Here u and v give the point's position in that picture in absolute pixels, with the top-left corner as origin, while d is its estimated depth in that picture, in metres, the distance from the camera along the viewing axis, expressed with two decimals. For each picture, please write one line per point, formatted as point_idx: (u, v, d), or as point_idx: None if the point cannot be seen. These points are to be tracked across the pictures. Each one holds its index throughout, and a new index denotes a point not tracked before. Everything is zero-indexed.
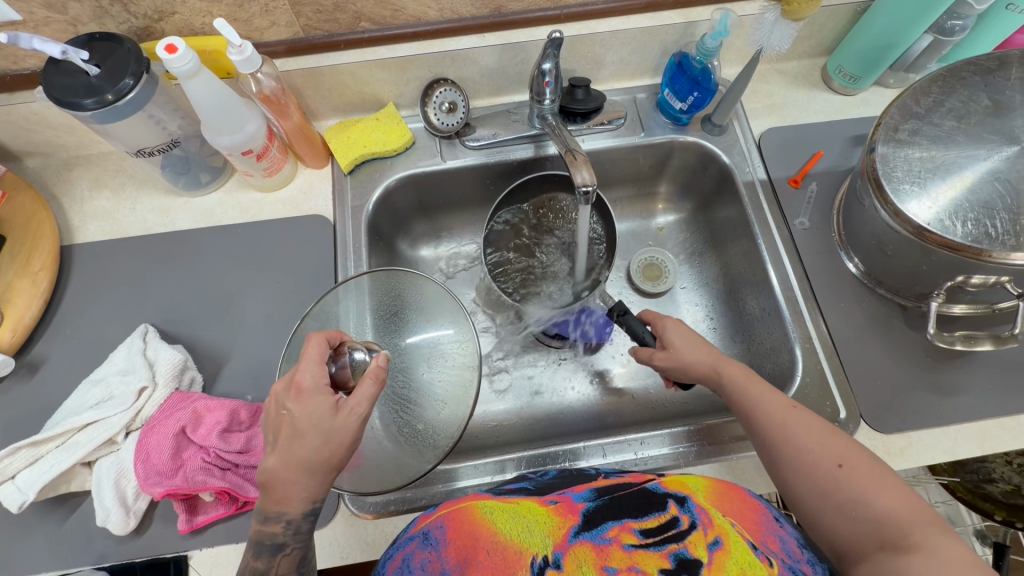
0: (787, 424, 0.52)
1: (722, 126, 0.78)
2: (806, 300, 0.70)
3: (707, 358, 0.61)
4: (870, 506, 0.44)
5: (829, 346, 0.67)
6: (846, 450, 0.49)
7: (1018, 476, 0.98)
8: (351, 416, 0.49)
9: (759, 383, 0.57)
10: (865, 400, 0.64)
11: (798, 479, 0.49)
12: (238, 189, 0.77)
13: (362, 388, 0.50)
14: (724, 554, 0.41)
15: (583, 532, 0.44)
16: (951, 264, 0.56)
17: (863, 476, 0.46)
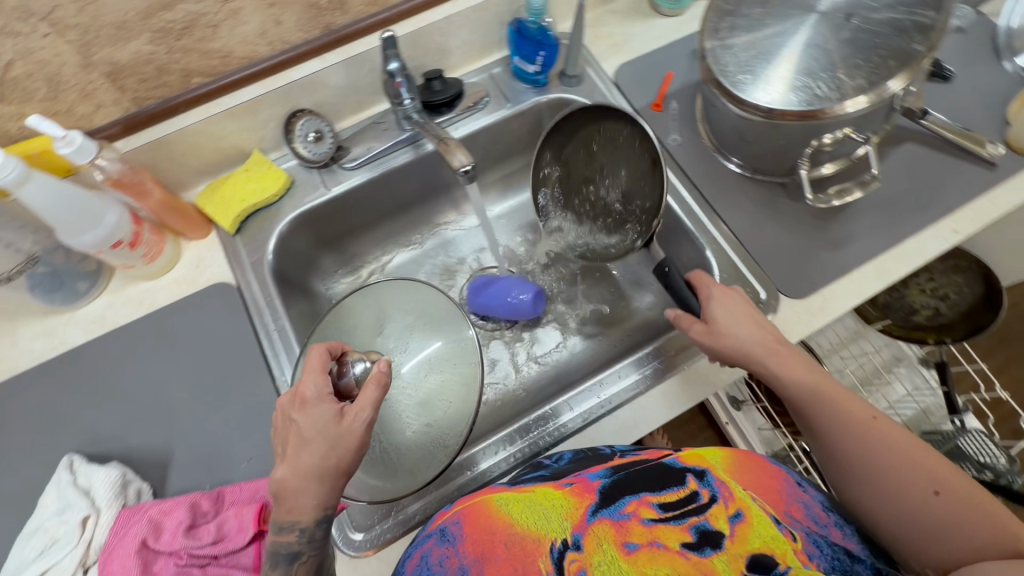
0: (872, 442, 0.51)
1: (577, 76, 0.82)
2: (701, 206, 0.75)
3: (763, 342, 0.59)
4: (968, 534, 0.44)
5: (733, 240, 0.72)
6: (938, 476, 0.48)
7: (933, 300, 1.15)
8: (356, 421, 0.50)
9: (830, 391, 0.55)
10: (778, 275, 0.69)
11: (885, 501, 0.49)
12: (124, 285, 0.72)
13: (366, 394, 0.50)
14: (745, 527, 0.44)
15: (602, 509, 0.47)
16: (807, 128, 0.61)
17: (959, 502, 0.46)
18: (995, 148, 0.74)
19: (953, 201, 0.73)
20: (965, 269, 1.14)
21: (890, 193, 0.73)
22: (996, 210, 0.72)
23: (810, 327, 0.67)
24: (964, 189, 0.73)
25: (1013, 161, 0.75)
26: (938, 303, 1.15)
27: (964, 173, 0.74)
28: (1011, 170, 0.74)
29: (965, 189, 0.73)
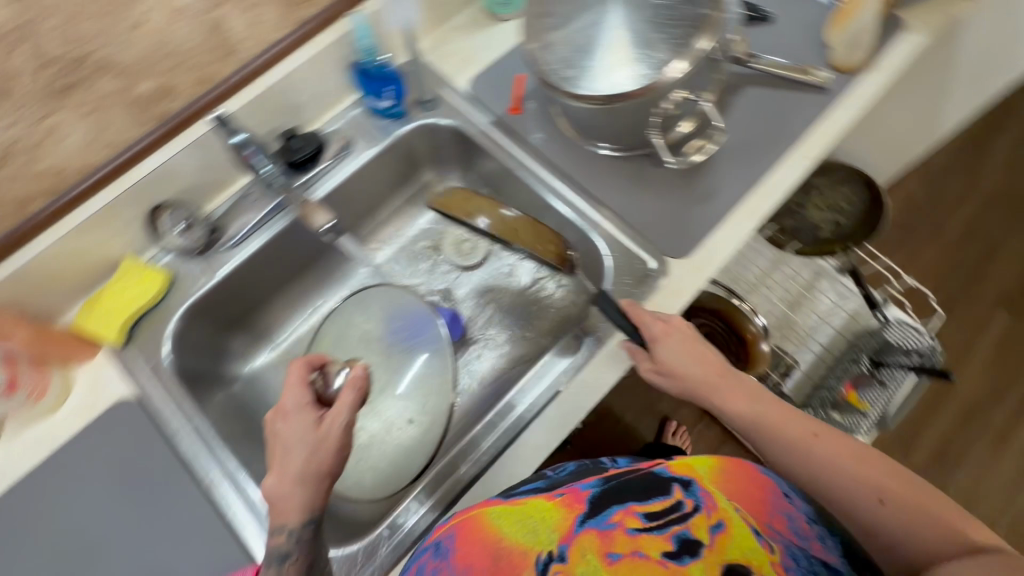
0: (822, 459, 0.55)
1: (433, 99, 0.83)
2: (579, 194, 0.78)
3: (705, 376, 0.62)
4: (916, 539, 0.50)
5: (613, 218, 0.76)
6: (892, 489, 0.53)
7: (832, 215, 1.23)
8: (332, 426, 0.59)
9: (773, 415, 0.59)
10: (660, 240, 0.73)
11: (844, 517, 0.53)
12: (11, 436, 0.67)
13: (342, 399, 0.59)
14: (725, 537, 0.47)
15: (589, 520, 0.51)
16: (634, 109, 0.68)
17: (902, 508, 0.51)
18: (822, 74, 0.81)
19: (797, 132, 0.79)
20: (846, 179, 1.24)
21: (743, 138, 0.78)
22: (835, 131, 0.79)
23: (699, 280, 0.71)
24: (804, 118, 0.80)
25: (839, 82, 0.82)
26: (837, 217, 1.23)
27: (802, 104, 0.80)
28: (840, 91, 0.81)
29: (805, 118, 0.79)
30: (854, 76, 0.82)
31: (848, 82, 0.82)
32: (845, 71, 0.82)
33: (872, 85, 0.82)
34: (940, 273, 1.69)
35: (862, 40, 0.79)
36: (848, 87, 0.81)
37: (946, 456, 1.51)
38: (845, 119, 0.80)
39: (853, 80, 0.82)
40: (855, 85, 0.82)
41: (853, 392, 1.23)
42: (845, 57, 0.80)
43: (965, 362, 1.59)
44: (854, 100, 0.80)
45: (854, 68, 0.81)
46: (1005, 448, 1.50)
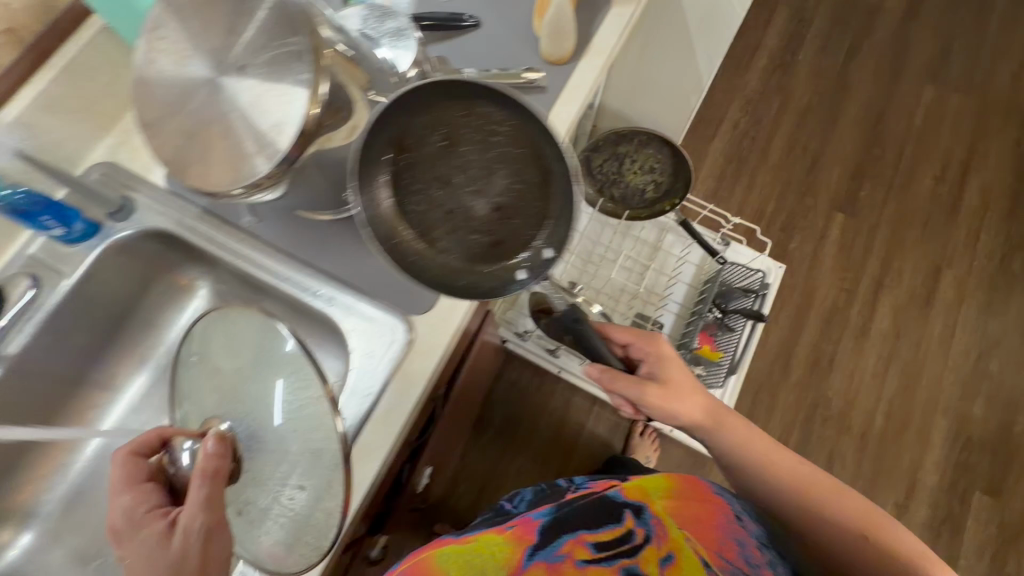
0: (773, 455, 0.78)
1: (120, 208, 0.73)
2: (306, 270, 0.70)
3: (688, 380, 0.83)
4: (861, 530, 0.69)
5: (347, 288, 0.69)
6: (794, 481, 0.75)
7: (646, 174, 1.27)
8: (186, 537, 0.46)
9: (729, 419, 0.83)
10: (398, 300, 0.68)
11: (796, 513, 0.73)
12: None
13: (192, 494, 0.47)
14: (675, 569, 0.56)
15: (536, 553, 0.55)
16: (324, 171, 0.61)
17: (854, 509, 0.71)
18: (541, 78, 0.77)
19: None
20: (649, 145, 1.27)
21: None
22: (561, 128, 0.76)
23: (446, 332, 0.67)
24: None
25: (556, 76, 0.78)
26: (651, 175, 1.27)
27: (523, 107, 0.77)
28: (559, 84, 0.78)
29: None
30: (570, 65, 0.79)
31: (565, 73, 0.78)
32: (558, 61, 0.78)
33: (590, 70, 0.79)
34: (776, 196, 1.76)
35: (560, 28, 0.75)
36: (566, 78, 0.78)
37: (819, 366, 1.58)
38: (569, 112, 0.77)
39: (569, 70, 0.79)
40: (573, 74, 0.79)
41: (706, 345, 1.27)
42: (552, 49, 0.77)
43: (816, 273, 1.67)
44: (571, 94, 0.77)
45: (569, 58, 0.78)
46: (867, 344, 1.59)
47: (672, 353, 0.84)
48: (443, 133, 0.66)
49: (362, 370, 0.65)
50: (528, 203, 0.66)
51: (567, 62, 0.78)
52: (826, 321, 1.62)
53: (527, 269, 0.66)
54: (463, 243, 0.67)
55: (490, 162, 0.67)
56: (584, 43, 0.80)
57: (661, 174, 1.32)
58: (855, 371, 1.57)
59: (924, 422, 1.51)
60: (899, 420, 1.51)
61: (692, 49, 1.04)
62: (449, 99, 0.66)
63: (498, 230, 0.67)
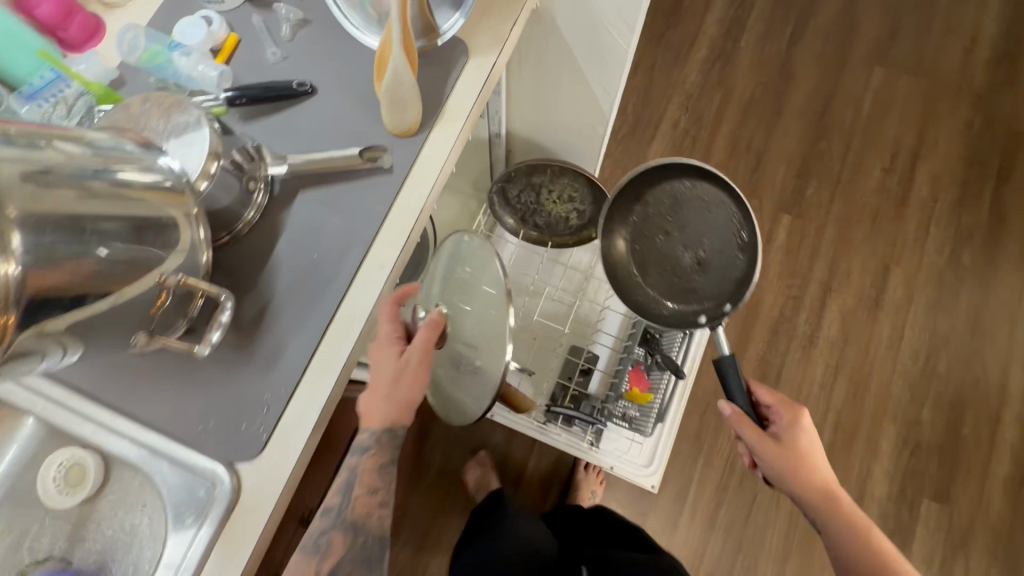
0: (861, 538, 0.75)
1: None
2: (108, 415, 0.60)
3: (794, 434, 0.80)
4: None
5: (156, 436, 0.59)
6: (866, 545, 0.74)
7: (568, 204, 1.26)
8: (409, 358, 0.62)
9: (860, 511, 0.77)
10: (219, 445, 0.58)
11: None
12: None
13: (420, 338, 0.63)
14: None
15: None
16: (113, 317, 0.52)
17: None
18: (387, 157, 0.66)
19: (366, 232, 0.65)
20: (563, 174, 1.18)
21: (302, 262, 0.64)
22: (411, 214, 0.66)
23: (278, 479, 0.57)
24: (372, 210, 0.66)
25: (404, 149, 0.68)
26: (572, 204, 1.26)
27: (367, 193, 0.66)
28: (407, 159, 0.68)
29: (373, 210, 0.66)
30: (420, 136, 0.69)
31: (414, 145, 0.68)
32: (405, 133, 0.68)
33: (444, 139, 0.69)
34: None
35: (399, 97, 0.64)
36: (416, 151, 0.68)
37: (766, 380, 1.52)
38: (421, 194, 0.67)
39: (420, 141, 0.68)
40: (424, 147, 0.68)
41: (637, 386, 1.19)
42: (394, 120, 0.66)
43: (761, 280, 1.60)
44: (422, 173, 0.67)
45: (417, 126, 0.68)
46: (815, 352, 1.54)
47: (810, 427, 0.82)
48: (671, 196, 0.93)
49: (179, 508, 0.58)
50: (730, 266, 0.89)
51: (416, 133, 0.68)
52: (773, 331, 1.56)
53: (707, 315, 0.90)
54: (666, 282, 0.94)
55: (702, 230, 0.92)
56: (437, 106, 0.70)
57: (580, 202, 1.25)
58: (803, 383, 1.51)
59: (874, 431, 1.47)
60: (848, 431, 1.47)
61: (584, 79, 0.93)
62: (691, 174, 0.92)
63: (694, 280, 0.92)
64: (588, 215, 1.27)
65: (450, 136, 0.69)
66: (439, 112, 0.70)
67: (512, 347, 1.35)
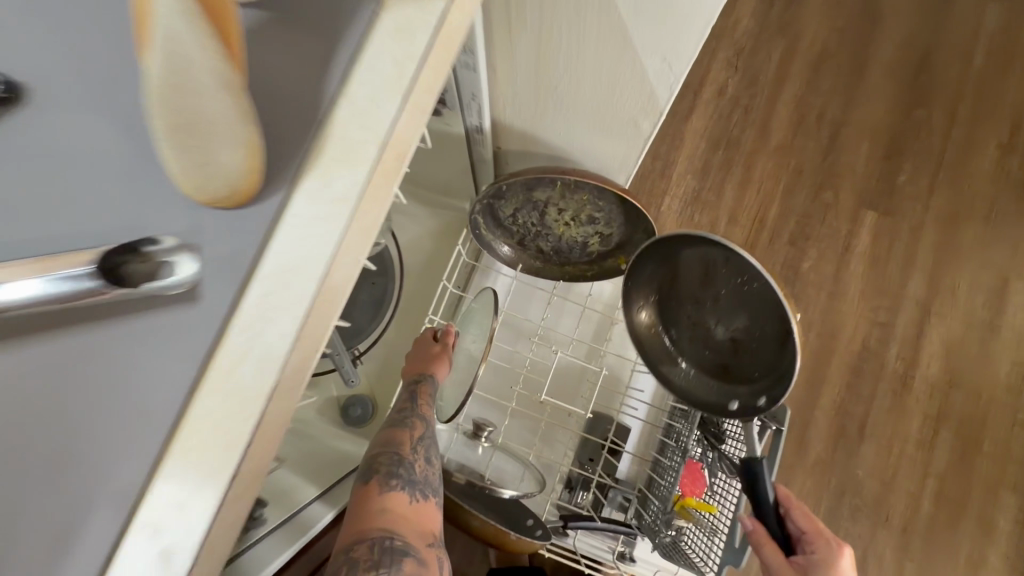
0: None
1: None
2: None
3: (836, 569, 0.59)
4: None
5: None
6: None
7: (585, 226, 0.85)
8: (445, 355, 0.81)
9: None
10: None
11: None
12: None
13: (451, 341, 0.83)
14: None
15: None
16: None
17: None
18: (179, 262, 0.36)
19: (155, 418, 0.36)
20: (578, 188, 0.77)
21: (32, 474, 0.36)
22: (241, 386, 0.36)
23: None
24: (174, 372, 0.36)
25: (237, 241, 0.37)
26: (592, 226, 0.85)
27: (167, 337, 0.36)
28: (237, 264, 0.36)
29: (175, 372, 0.36)
30: (271, 213, 0.37)
31: (256, 233, 0.37)
32: (236, 204, 0.36)
33: (308, 225, 0.37)
34: (782, 191, 1.26)
35: (210, 150, 0.34)
36: (260, 246, 0.37)
37: (846, 436, 1.18)
38: (263, 346, 0.36)
39: (266, 222, 0.37)
40: (272, 239, 0.37)
41: (691, 493, 0.82)
42: (206, 190, 0.35)
43: (838, 301, 1.22)
44: (273, 314, 0.36)
45: (230, 204, 0.36)
46: (909, 398, 1.19)
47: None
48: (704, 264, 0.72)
49: None
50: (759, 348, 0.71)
51: (256, 207, 0.37)
52: (854, 371, 1.20)
53: (741, 399, 0.74)
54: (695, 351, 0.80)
55: (741, 302, 0.71)
56: (298, 153, 0.37)
57: (605, 224, 0.83)
58: (893, 438, 1.18)
59: (988, 506, 1.16)
60: (954, 504, 1.15)
61: (607, 51, 0.57)
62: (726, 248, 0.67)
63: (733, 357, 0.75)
64: (617, 238, 0.86)
65: (323, 222, 0.37)
66: (306, 163, 0.37)
67: (510, 427, 0.99)
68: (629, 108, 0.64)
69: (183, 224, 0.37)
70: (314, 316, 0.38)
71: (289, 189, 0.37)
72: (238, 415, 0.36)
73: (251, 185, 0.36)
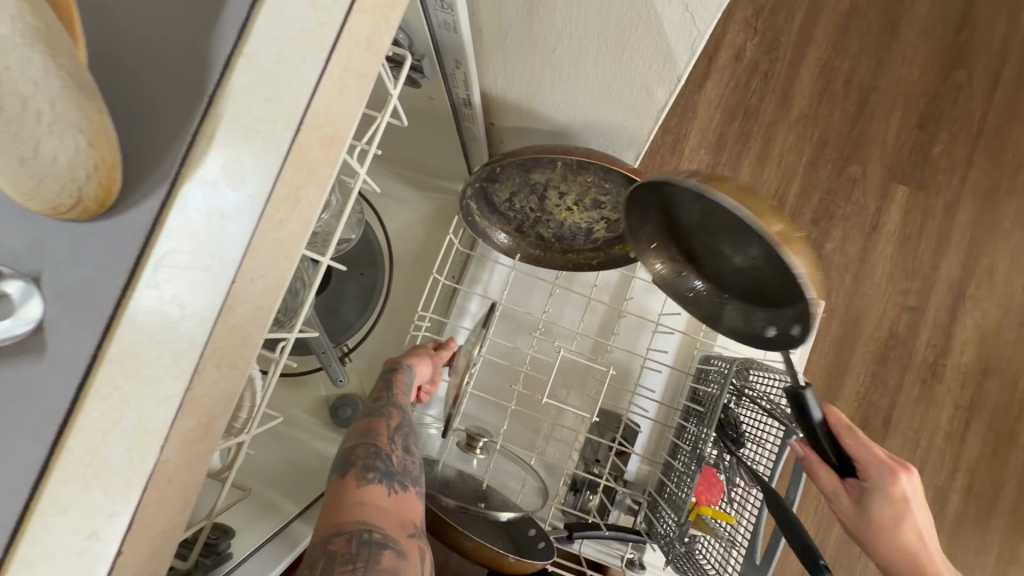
0: None
1: None
2: None
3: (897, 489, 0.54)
4: None
5: None
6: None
7: (588, 212, 0.76)
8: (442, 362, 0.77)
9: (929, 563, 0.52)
10: None
11: None
12: None
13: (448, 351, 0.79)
14: None
15: None
16: None
17: None
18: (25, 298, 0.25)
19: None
20: (581, 169, 0.68)
21: None
22: (102, 469, 0.27)
23: None
24: (13, 456, 0.25)
25: (100, 267, 0.26)
26: (598, 212, 0.76)
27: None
28: (101, 302, 0.26)
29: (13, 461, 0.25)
30: (143, 226, 0.26)
31: (130, 251, 0.26)
32: (92, 215, 0.25)
33: (194, 246, 0.27)
34: (805, 165, 1.16)
35: (34, 136, 0.22)
36: (134, 271, 0.26)
37: (870, 430, 1.10)
38: (138, 414, 0.27)
39: (142, 236, 0.26)
40: (146, 263, 0.26)
41: (707, 502, 0.76)
42: (39, 200, 0.24)
43: (863, 285, 1.13)
44: (153, 346, 0.27)
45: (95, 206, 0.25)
46: (940, 388, 1.11)
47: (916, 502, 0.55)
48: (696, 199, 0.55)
49: None
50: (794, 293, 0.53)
51: (120, 217, 0.26)
52: (881, 360, 1.11)
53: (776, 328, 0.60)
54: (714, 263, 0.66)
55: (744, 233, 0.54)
56: (183, 137, 0.27)
57: (612, 209, 0.74)
58: (921, 432, 1.10)
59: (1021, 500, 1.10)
60: (985, 498, 1.09)
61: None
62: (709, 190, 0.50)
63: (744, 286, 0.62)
64: None
65: (227, 222, 0.28)
66: (195, 155, 0.27)
67: (512, 429, 0.93)
68: (648, 47, 0.51)
69: (15, 244, 0.25)
70: (216, 357, 0.30)
71: (172, 186, 0.26)
72: (97, 513, 0.27)
73: (108, 182, 0.24)
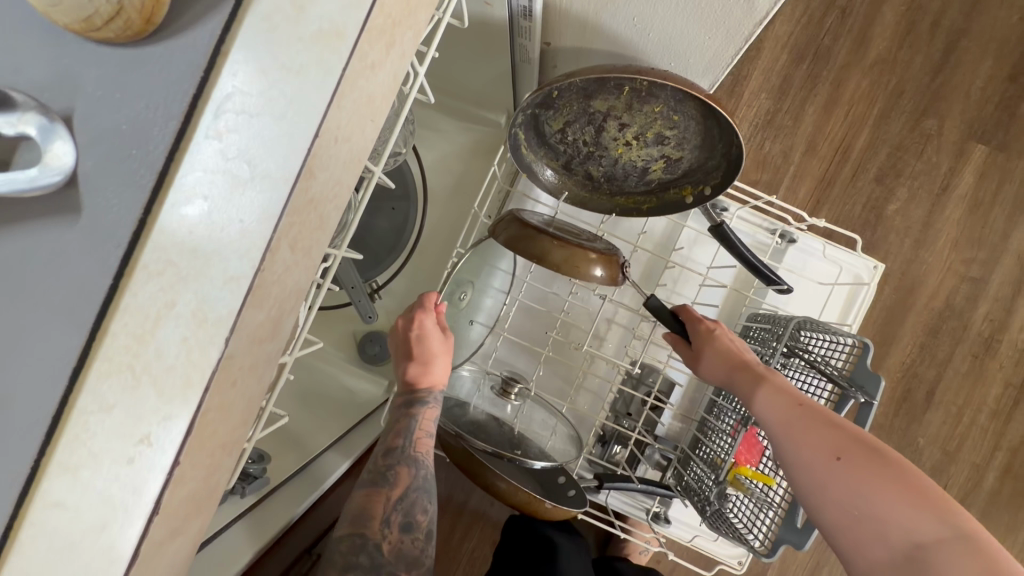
0: (769, 399, 0.56)
1: None
2: None
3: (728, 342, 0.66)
4: (907, 529, 0.43)
5: None
6: (844, 442, 0.49)
7: (649, 149, 0.69)
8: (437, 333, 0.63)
9: (779, 383, 0.57)
10: None
11: (793, 467, 0.51)
12: None
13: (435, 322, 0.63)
14: None
15: None
16: None
17: (859, 470, 0.46)
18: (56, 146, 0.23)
19: (22, 397, 0.24)
20: (651, 95, 0.63)
21: None
22: (152, 362, 0.26)
23: None
24: (48, 329, 0.24)
25: (146, 104, 0.24)
26: (661, 149, 0.69)
27: (22, 253, 0.24)
28: (150, 153, 0.24)
29: (48, 323, 0.24)
30: (200, 58, 0.24)
31: (188, 85, 0.24)
32: (128, 39, 0.24)
33: (255, 90, 0.26)
34: (875, 117, 1.06)
35: None
36: (190, 115, 0.24)
37: (910, 402, 1.06)
38: (197, 296, 0.27)
39: (201, 68, 0.24)
40: (206, 103, 0.24)
41: (746, 462, 0.73)
42: (72, 10, 0.22)
43: (924, 252, 1.05)
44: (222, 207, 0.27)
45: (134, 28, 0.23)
46: (991, 364, 1.06)
47: (740, 338, 0.67)
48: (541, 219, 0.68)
49: None
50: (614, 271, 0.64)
51: (168, 42, 0.24)
52: (931, 332, 1.05)
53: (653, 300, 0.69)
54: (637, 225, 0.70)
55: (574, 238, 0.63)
56: None
57: (677, 146, 0.68)
58: (965, 407, 1.06)
59: None
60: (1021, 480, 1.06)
61: None
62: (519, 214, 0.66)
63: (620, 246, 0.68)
64: (686, 165, 0.70)
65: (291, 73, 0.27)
66: None
67: (544, 377, 0.91)
68: None
69: (43, 72, 0.24)
70: (292, 237, 0.33)
71: (229, 17, 0.24)
72: (150, 401, 0.27)
73: None
